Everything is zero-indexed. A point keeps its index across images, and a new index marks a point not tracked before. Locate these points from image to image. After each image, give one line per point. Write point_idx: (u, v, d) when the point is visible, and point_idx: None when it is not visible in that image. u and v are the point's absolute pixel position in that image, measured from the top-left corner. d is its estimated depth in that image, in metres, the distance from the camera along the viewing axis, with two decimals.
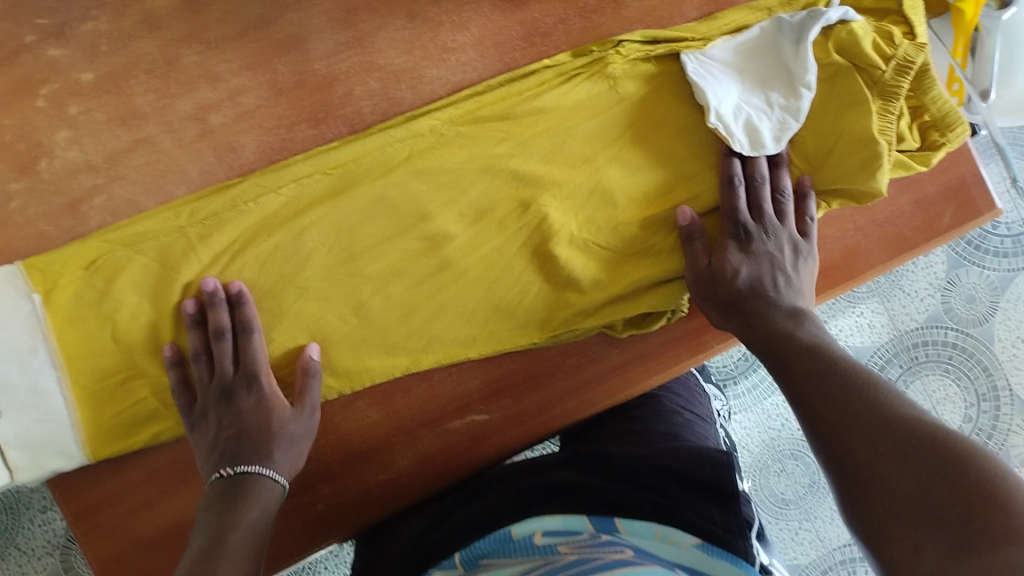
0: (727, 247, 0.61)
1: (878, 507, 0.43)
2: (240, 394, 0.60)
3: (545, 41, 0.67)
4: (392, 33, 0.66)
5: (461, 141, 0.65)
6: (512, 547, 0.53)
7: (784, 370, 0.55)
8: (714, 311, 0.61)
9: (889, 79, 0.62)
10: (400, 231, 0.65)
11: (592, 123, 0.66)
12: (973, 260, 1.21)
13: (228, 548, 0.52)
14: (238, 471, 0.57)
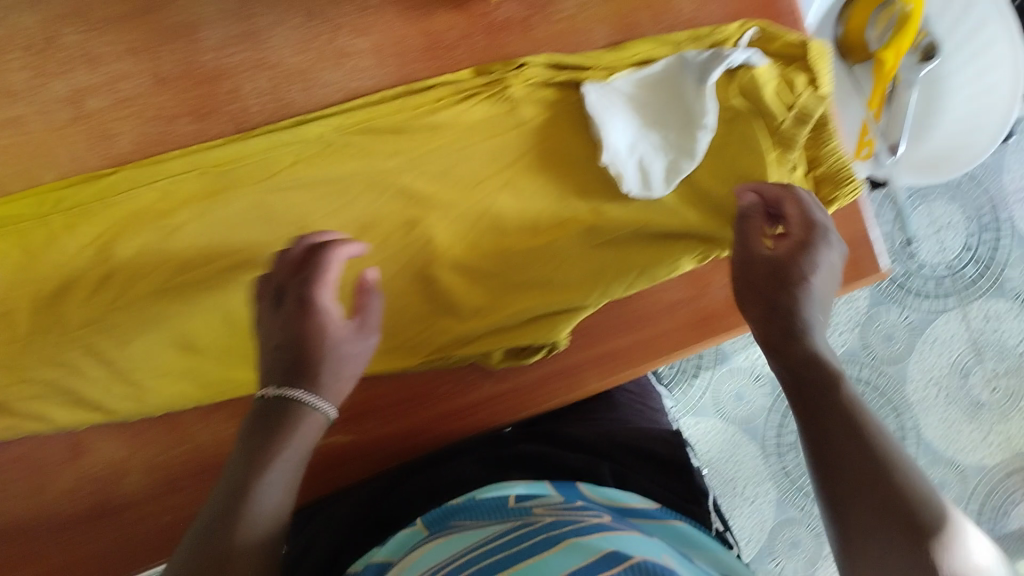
0: (816, 242, 0.54)
1: (860, 537, 0.42)
2: (291, 303, 0.51)
3: (448, 55, 0.64)
4: (288, 31, 0.62)
5: (350, 152, 0.63)
6: (472, 505, 0.55)
7: (810, 406, 0.48)
8: (757, 308, 0.53)
9: (787, 130, 0.61)
10: (277, 240, 0.63)
11: (487, 145, 0.64)
12: (894, 300, 1.31)
13: (247, 511, 0.46)
14: (277, 398, 0.49)
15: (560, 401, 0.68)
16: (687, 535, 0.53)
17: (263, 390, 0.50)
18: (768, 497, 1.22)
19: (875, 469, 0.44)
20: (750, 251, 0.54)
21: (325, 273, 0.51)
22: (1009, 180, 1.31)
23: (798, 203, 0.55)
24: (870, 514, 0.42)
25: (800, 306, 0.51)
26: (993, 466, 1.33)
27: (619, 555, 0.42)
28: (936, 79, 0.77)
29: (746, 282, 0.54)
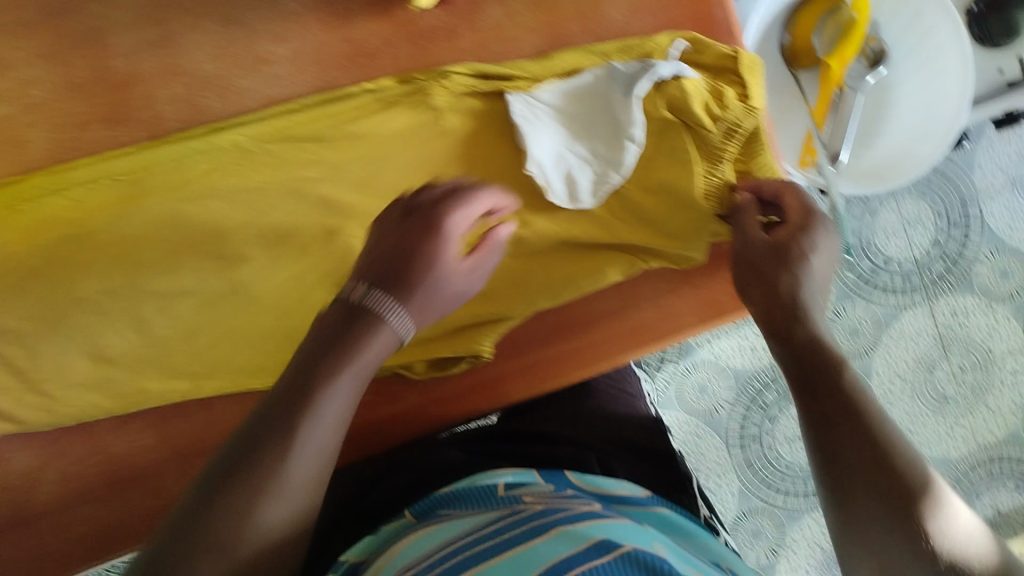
0: (813, 223, 0.55)
1: (855, 509, 0.44)
2: (417, 219, 0.49)
3: (371, 63, 0.63)
4: (204, 37, 0.61)
5: (268, 160, 0.62)
6: (458, 494, 0.57)
7: (811, 386, 0.50)
8: (759, 287, 0.56)
9: (716, 142, 0.59)
10: (192, 249, 0.62)
11: (410, 154, 0.62)
12: (861, 294, 1.29)
13: (308, 438, 0.44)
14: (365, 305, 0.47)
15: (503, 401, 0.66)
16: (674, 522, 0.57)
17: (347, 290, 0.47)
18: (732, 487, 1.19)
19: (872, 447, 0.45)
20: (749, 236, 0.57)
21: (469, 203, 0.50)
22: (979, 177, 1.30)
23: (798, 191, 0.57)
24: (863, 489, 0.45)
25: (799, 286, 0.54)
26: (959, 460, 1.31)
27: (608, 544, 0.46)
28: (883, 88, 0.75)
29: (749, 265, 0.57)
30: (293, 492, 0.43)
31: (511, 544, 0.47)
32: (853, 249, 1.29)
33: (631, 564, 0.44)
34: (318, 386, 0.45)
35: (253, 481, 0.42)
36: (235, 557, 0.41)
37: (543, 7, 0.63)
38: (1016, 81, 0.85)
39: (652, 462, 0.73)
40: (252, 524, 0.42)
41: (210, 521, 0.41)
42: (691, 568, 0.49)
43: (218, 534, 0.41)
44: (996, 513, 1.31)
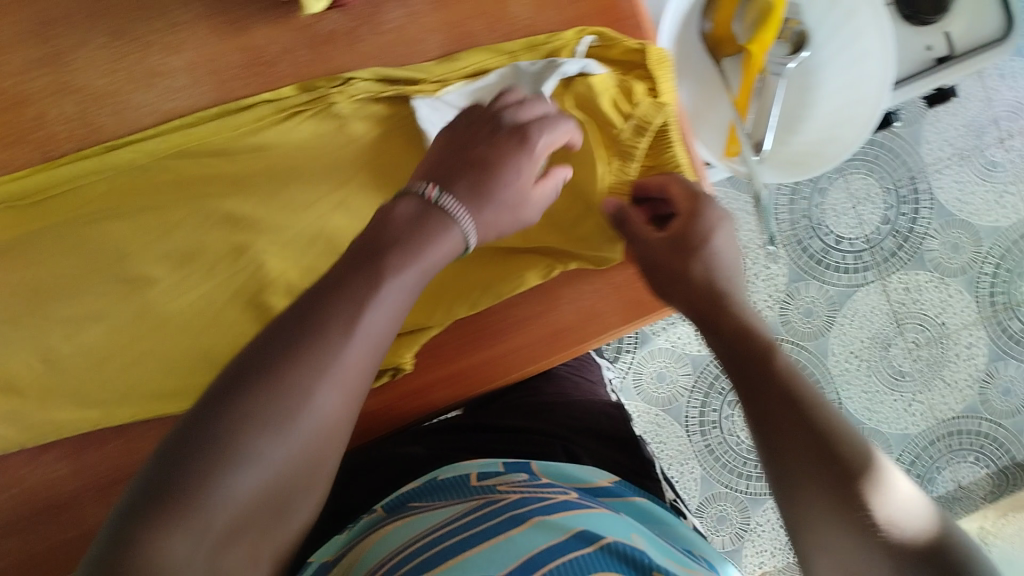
0: (702, 206, 0.54)
1: (809, 507, 0.41)
2: (506, 136, 0.51)
3: (270, 71, 0.61)
4: (93, 52, 0.59)
5: (170, 176, 0.60)
6: (433, 486, 0.59)
7: (753, 394, 0.46)
8: (668, 285, 0.54)
9: (626, 139, 0.58)
10: (94, 272, 0.60)
11: (318, 165, 0.61)
12: (813, 274, 1.23)
13: (353, 336, 0.42)
14: (439, 207, 0.47)
15: (432, 409, 0.68)
16: (648, 512, 0.57)
17: (420, 189, 0.48)
18: (695, 474, 1.17)
19: (813, 439, 0.42)
20: (645, 239, 0.55)
21: (557, 130, 0.51)
22: (927, 151, 1.23)
23: (679, 178, 0.56)
24: (816, 482, 0.41)
25: (710, 272, 0.53)
26: (918, 437, 1.22)
27: (589, 534, 0.47)
28: (805, 72, 0.75)
29: (654, 266, 0.55)
30: (347, 376, 0.41)
31: (481, 536, 0.47)
32: (801, 227, 1.23)
33: (610, 556, 0.45)
34: (387, 275, 0.44)
35: (306, 362, 0.40)
36: (294, 434, 0.39)
37: (446, 6, 0.61)
38: (945, 57, 0.84)
39: (617, 451, 0.71)
40: (310, 403, 0.40)
41: (267, 398, 0.39)
42: (670, 558, 0.49)
43: (276, 407, 0.39)
44: (958, 488, 1.21)
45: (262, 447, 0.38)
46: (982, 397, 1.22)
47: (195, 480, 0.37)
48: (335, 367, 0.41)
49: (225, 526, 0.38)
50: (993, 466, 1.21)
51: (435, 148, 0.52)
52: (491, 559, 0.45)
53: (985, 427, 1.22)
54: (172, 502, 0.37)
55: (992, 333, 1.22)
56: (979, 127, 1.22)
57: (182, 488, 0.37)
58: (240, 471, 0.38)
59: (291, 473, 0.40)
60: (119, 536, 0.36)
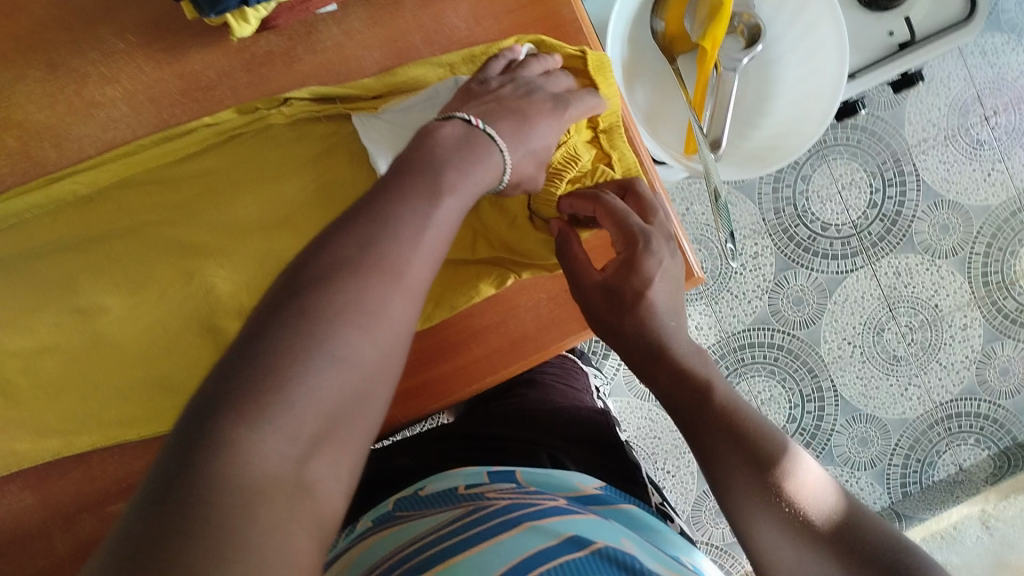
0: (637, 255, 0.50)
1: (748, 512, 0.42)
2: (539, 96, 0.52)
3: (208, 96, 0.62)
4: (31, 86, 0.60)
5: (111, 206, 0.60)
6: (418, 498, 0.56)
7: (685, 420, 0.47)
8: (608, 333, 0.51)
9: (555, 164, 0.56)
10: (42, 305, 0.60)
11: (263, 185, 0.61)
12: (800, 262, 1.14)
13: (419, 251, 0.38)
14: (485, 134, 0.46)
15: (393, 425, 0.68)
16: (638, 517, 0.52)
17: (466, 116, 0.47)
18: (692, 467, 1.12)
19: (746, 453, 0.43)
20: (584, 285, 0.52)
21: (575, 103, 0.54)
22: (911, 132, 1.14)
23: (611, 215, 0.51)
24: (753, 489, 0.42)
25: (644, 327, 0.49)
26: (917, 422, 1.15)
27: (581, 539, 0.44)
28: (764, 65, 0.76)
29: (592, 315, 0.52)
30: (418, 282, 0.38)
31: (465, 544, 0.44)
32: (783, 215, 1.14)
33: (604, 560, 0.42)
34: (449, 190, 0.41)
35: (380, 261, 0.37)
36: (373, 333, 0.35)
37: (380, 23, 0.62)
38: (907, 42, 0.84)
39: (605, 456, 0.65)
40: (388, 308, 0.36)
41: (350, 296, 0.35)
42: (663, 563, 0.45)
43: (358, 304, 0.35)
44: (959, 472, 1.15)
45: (347, 344, 0.34)
46: (980, 377, 1.15)
47: (279, 376, 0.32)
48: (410, 273, 0.37)
49: (314, 429, 0.32)
50: (994, 446, 1.16)
51: (455, 100, 0.52)
52: (478, 566, 0.42)
53: (984, 408, 1.15)
54: (254, 397, 0.32)
55: (986, 313, 1.15)
56: (964, 106, 1.13)
57: (261, 383, 0.32)
58: (325, 364, 0.33)
59: (375, 373, 0.35)
60: (193, 442, 0.31)
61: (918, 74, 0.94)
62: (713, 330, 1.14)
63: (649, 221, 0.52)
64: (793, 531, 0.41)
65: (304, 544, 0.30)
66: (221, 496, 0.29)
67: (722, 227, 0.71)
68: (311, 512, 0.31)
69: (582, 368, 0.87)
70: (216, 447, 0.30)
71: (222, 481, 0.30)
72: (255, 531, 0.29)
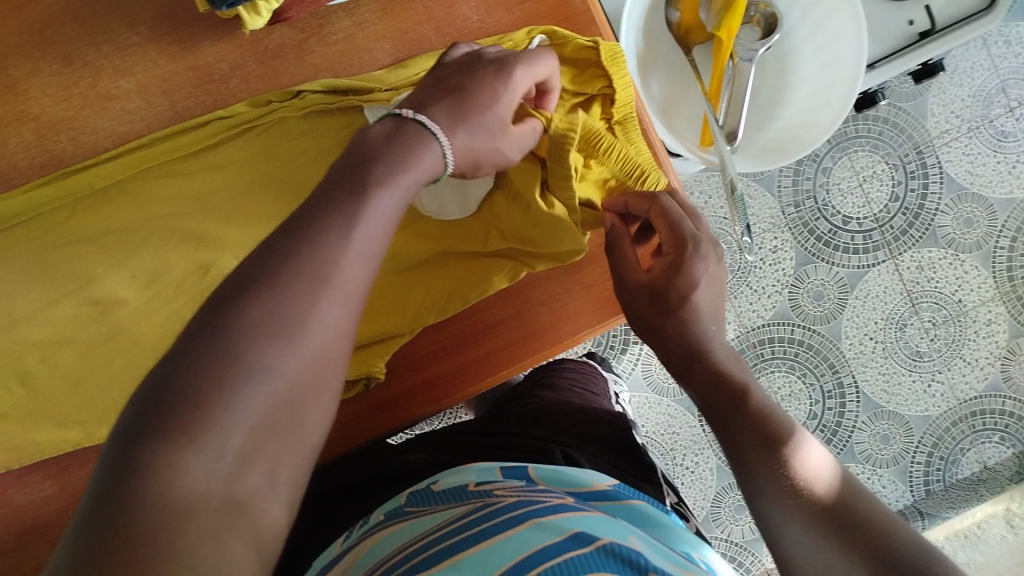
0: (687, 258, 0.53)
1: (763, 489, 0.45)
2: (486, 66, 0.50)
3: (221, 88, 0.62)
4: (46, 79, 0.61)
5: (125, 200, 0.60)
6: (430, 493, 0.55)
7: (716, 416, 0.50)
8: (650, 334, 0.55)
9: (559, 135, 0.53)
10: (63, 295, 0.60)
11: (275, 177, 0.61)
12: (821, 256, 1.13)
13: (351, 244, 0.41)
14: (417, 123, 0.47)
15: (410, 418, 0.68)
16: (648, 513, 0.51)
17: (398, 110, 0.47)
18: (710, 463, 1.12)
19: (763, 435, 0.47)
20: (630, 285, 0.56)
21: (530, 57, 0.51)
22: (934, 124, 1.12)
23: (664, 218, 0.54)
24: (770, 466, 0.45)
25: (686, 329, 0.53)
26: (940, 418, 1.13)
27: (586, 536, 0.43)
28: (781, 57, 0.75)
29: (637, 315, 0.56)
30: (347, 286, 0.41)
31: (470, 542, 0.44)
32: (803, 209, 1.13)
33: (609, 556, 0.42)
34: (377, 184, 0.43)
35: (302, 270, 0.39)
36: (300, 344, 0.38)
37: (390, 15, 0.62)
38: (927, 31, 0.82)
39: (619, 454, 0.64)
40: (314, 313, 0.39)
41: (268, 308, 0.38)
42: (672, 560, 0.45)
43: (277, 315, 0.38)
44: (983, 470, 1.14)
45: (270, 358, 0.37)
46: (1005, 374, 1.14)
47: (202, 400, 0.35)
48: (335, 274, 0.40)
49: (239, 443, 0.35)
50: (1019, 444, 1.14)
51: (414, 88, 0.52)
52: (481, 564, 0.42)
53: (1009, 405, 1.14)
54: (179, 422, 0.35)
55: (1011, 308, 1.13)
56: (988, 96, 1.12)
57: (189, 405, 0.35)
58: (250, 382, 0.36)
59: (304, 384, 0.38)
60: (129, 462, 0.34)
61: (940, 64, 0.91)
62: (732, 325, 1.13)
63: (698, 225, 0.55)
64: (811, 517, 0.42)
65: (240, 552, 0.34)
66: (146, 517, 0.33)
67: (738, 221, 0.70)
68: (246, 524, 0.35)
69: (602, 372, 0.86)
70: (146, 468, 0.34)
71: (156, 500, 0.33)
72: (186, 546, 0.33)
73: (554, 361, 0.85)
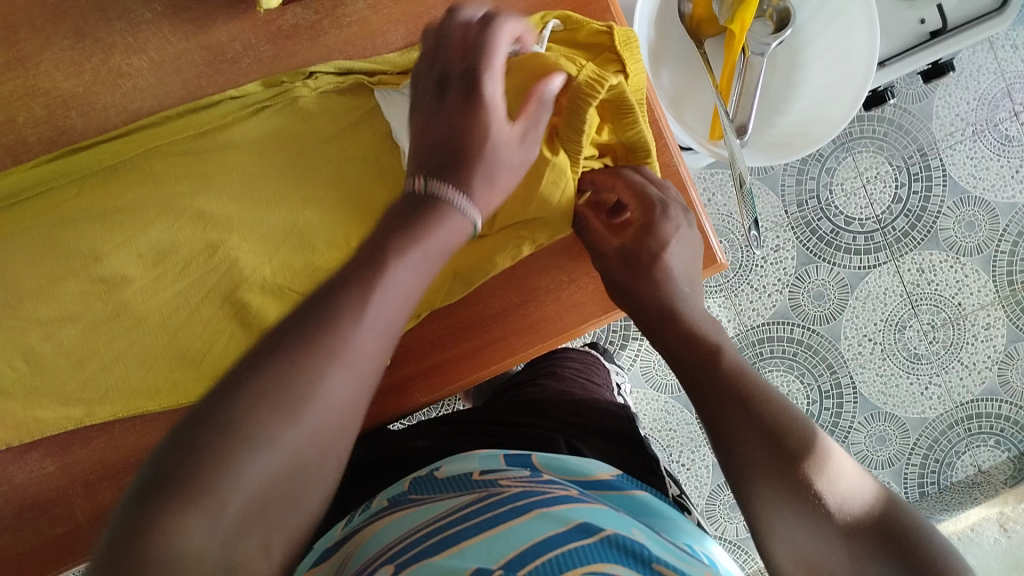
0: (657, 221, 0.57)
1: (763, 498, 0.45)
2: (455, 92, 0.47)
3: (234, 68, 0.62)
4: (58, 54, 0.61)
5: (137, 176, 0.60)
6: (434, 482, 0.55)
7: (710, 408, 0.49)
8: (624, 297, 0.58)
9: (583, 87, 0.51)
10: (68, 272, 0.60)
11: (286, 160, 0.61)
12: (823, 256, 1.13)
13: (370, 312, 0.41)
14: (432, 191, 0.44)
15: (412, 405, 0.67)
16: (650, 506, 0.51)
17: (411, 182, 0.45)
18: (707, 461, 1.12)
19: (766, 441, 0.45)
20: (603, 250, 0.59)
21: (484, 46, 0.47)
22: (939, 126, 1.12)
23: (630, 188, 0.57)
24: (776, 476, 0.44)
25: (660, 287, 0.56)
26: (937, 421, 1.14)
27: (591, 526, 0.43)
28: (790, 51, 0.75)
29: (608, 276, 0.59)
30: (359, 361, 0.40)
31: (476, 530, 0.44)
32: (806, 208, 1.13)
33: (614, 548, 0.41)
34: (394, 253, 0.42)
35: (311, 347, 0.39)
36: (304, 421, 0.38)
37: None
38: (939, 30, 0.83)
39: (621, 446, 0.64)
40: (321, 386, 0.38)
41: (275, 377, 0.38)
42: (677, 556, 0.45)
43: (284, 391, 0.38)
44: (978, 473, 1.14)
45: (273, 433, 0.37)
46: (1002, 378, 1.14)
47: (207, 471, 0.36)
48: (345, 346, 0.39)
49: (237, 510, 0.36)
50: (1014, 449, 1.14)
51: (415, 118, 0.49)
52: (487, 551, 0.41)
53: (1005, 409, 1.14)
54: (186, 486, 0.35)
55: (1011, 312, 1.13)
56: (993, 100, 1.12)
57: (190, 477, 0.36)
58: (254, 454, 0.36)
59: (307, 456, 0.38)
60: (133, 525, 0.35)
61: (949, 65, 0.91)
62: (732, 322, 1.13)
63: (663, 191, 0.59)
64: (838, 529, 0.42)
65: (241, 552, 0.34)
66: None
67: (745, 216, 0.70)
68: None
69: (604, 364, 0.86)
70: (150, 549, 0.34)
71: (154, 560, 0.34)
72: None
73: (556, 351, 0.85)
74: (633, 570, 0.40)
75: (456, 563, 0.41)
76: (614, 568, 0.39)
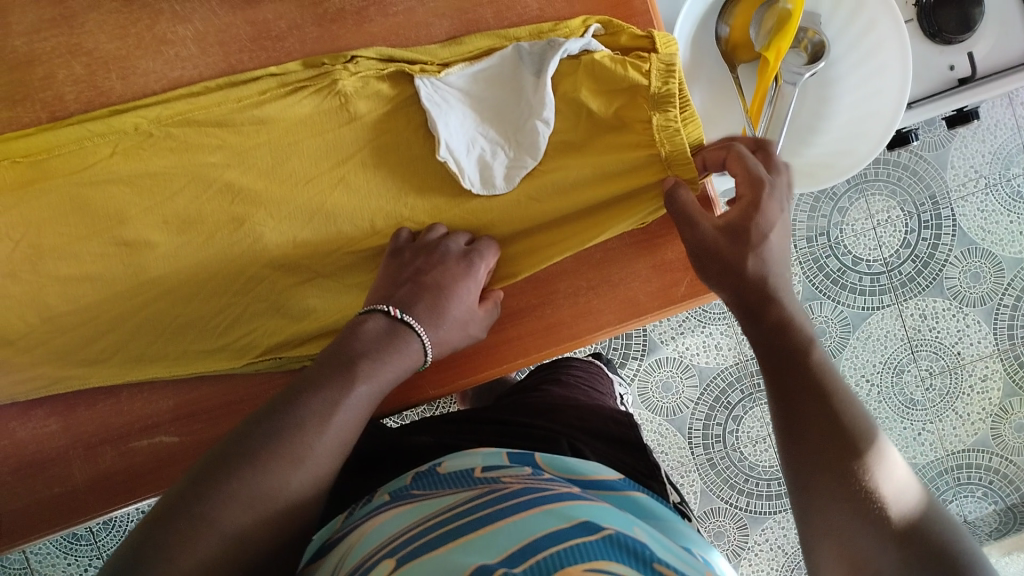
0: (763, 198, 0.54)
1: (818, 494, 0.45)
2: (455, 260, 0.59)
3: (277, 46, 0.62)
4: (103, 17, 0.61)
5: (171, 144, 0.61)
6: (436, 477, 0.53)
7: (777, 366, 0.50)
8: (722, 271, 0.55)
9: (660, 89, 0.57)
10: (92, 233, 0.61)
11: (317, 142, 0.62)
12: (829, 294, 1.12)
13: (334, 422, 0.50)
14: (403, 322, 0.57)
15: (420, 397, 0.67)
16: (648, 507, 0.50)
17: (386, 307, 0.57)
18: (697, 486, 1.10)
19: (836, 437, 0.45)
20: (702, 229, 0.56)
21: (489, 255, 0.61)
22: (953, 175, 1.13)
23: (739, 161, 0.55)
24: (827, 460, 0.45)
25: (765, 268, 0.54)
26: (927, 467, 1.14)
27: (593, 524, 0.41)
28: (824, 79, 0.76)
29: (709, 256, 0.55)
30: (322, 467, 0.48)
31: (480, 524, 0.42)
32: (816, 245, 1.12)
33: (615, 546, 0.39)
34: (362, 377, 0.53)
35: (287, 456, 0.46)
36: (264, 511, 0.45)
37: None
38: (967, 77, 0.85)
39: (622, 451, 0.63)
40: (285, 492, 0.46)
41: (250, 484, 0.45)
42: (676, 556, 0.42)
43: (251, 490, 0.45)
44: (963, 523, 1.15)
45: (225, 521, 0.44)
46: (994, 431, 1.15)
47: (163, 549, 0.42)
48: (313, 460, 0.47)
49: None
50: (1000, 502, 1.15)
51: (386, 261, 0.60)
52: (487, 546, 0.40)
53: (995, 462, 1.15)
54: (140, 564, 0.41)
55: (1008, 366, 1.14)
56: (1008, 155, 1.13)
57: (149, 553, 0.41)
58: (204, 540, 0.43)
59: (253, 539, 0.44)
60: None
61: (974, 113, 0.93)
62: (733, 351, 1.09)
63: (774, 174, 0.56)
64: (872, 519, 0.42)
65: None
66: None
67: None
68: None
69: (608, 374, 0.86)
70: None
71: None
72: None
73: (562, 360, 0.84)
74: (635, 570, 0.37)
75: (458, 559, 0.39)
76: (616, 567, 0.37)
